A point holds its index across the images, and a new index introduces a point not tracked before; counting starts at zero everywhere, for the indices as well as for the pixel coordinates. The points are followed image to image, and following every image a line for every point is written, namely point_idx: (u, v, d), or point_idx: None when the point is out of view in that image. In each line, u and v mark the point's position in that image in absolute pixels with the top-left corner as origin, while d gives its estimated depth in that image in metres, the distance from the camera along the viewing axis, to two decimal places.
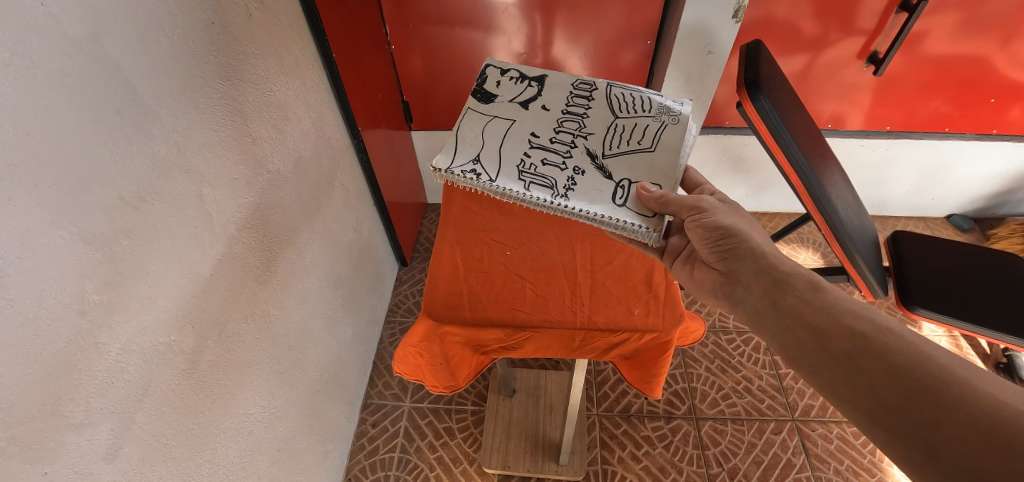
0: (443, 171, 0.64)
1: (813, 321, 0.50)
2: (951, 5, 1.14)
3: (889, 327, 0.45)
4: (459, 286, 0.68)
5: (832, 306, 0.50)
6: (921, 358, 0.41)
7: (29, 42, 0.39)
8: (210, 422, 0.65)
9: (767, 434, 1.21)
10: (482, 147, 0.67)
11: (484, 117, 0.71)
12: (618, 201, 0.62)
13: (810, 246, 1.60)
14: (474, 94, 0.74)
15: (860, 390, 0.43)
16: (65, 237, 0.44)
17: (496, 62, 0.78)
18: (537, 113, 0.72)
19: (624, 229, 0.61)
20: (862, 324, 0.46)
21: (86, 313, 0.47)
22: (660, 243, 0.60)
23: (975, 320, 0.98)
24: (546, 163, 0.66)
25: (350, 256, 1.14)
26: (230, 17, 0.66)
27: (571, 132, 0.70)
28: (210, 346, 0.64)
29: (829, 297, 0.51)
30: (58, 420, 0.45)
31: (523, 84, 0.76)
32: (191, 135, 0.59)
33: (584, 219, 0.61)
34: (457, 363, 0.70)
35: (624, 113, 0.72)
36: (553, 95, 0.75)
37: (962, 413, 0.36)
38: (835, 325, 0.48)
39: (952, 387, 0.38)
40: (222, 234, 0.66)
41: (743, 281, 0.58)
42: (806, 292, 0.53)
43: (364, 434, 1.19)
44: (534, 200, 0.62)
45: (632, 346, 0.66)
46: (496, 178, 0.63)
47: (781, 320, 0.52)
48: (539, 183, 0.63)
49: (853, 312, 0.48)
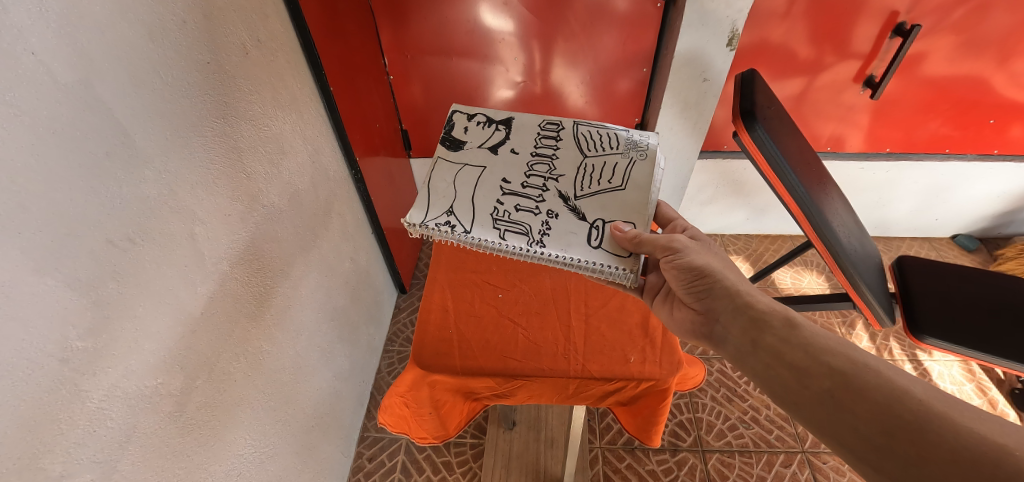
0: (417, 226, 0.63)
1: (790, 359, 0.47)
2: (945, 29, 1.15)
3: (866, 362, 0.43)
4: (449, 332, 0.66)
5: (808, 343, 0.48)
6: (899, 393, 0.39)
7: (18, 92, 0.39)
8: (198, 466, 0.62)
9: (776, 468, 1.16)
10: (457, 195, 0.66)
11: (455, 165, 0.70)
12: (594, 242, 0.61)
13: (814, 269, 1.59)
14: (443, 142, 0.73)
15: (844, 428, 0.41)
16: (49, 283, 0.43)
17: (463, 109, 0.78)
18: (506, 158, 0.71)
19: (600, 271, 0.60)
20: (838, 361, 0.44)
21: (69, 361, 0.45)
22: (637, 283, 0.59)
23: (989, 350, 0.95)
24: (519, 209, 0.65)
25: (347, 285, 1.13)
26: (227, 56, 0.67)
27: (542, 175, 0.70)
28: (199, 387, 0.62)
29: (805, 334, 0.49)
30: (37, 473, 0.43)
31: (491, 128, 0.76)
32: (184, 174, 0.59)
33: (561, 264, 0.61)
34: (446, 412, 0.69)
35: (592, 152, 0.72)
36: (520, 138, 0.75)
37: (945, 450, 0.35)
38: (813, 363, 0.45)
39: (932, 422, 0.37)
40: (214, 271, 0.65)
41: (722, 320, 0.55)
42: (782, 328, 0.50)
43: (360, 469, 1.15)
44: (510, 249, 0.61)
45: (629, 393, 0.64)
46: (471, 229, 0.63)
47: (764, 358, 0.49)
48: (514, 230, 0.63)
49: (828, 348, 0.46)
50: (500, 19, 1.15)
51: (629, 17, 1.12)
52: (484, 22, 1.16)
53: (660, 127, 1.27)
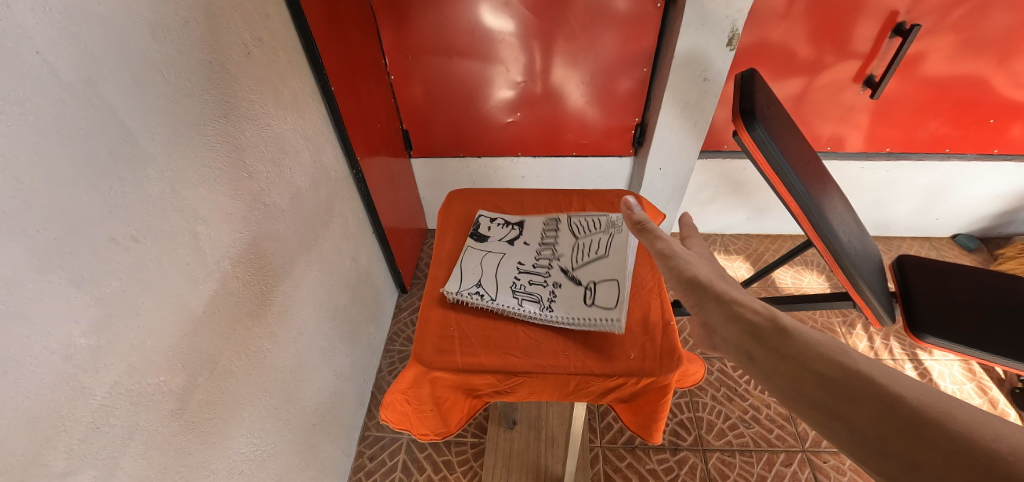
0: (452, 293, 0.68)
1: (780, 366, 0.42)
2: (944, 29, 1.15)
3: (859, 368, 0.38)
4: (449, 329, 0.65)
5: (798, 349, 0.42)
6: (895, 398, 0.34)
7: (21, 89, 0.39)
8: (199, 464, 0.63)
9: (777, 467, 1.16)
10: (483, 269, 0.71)
11: (481, 250, 0.74)
12: (588, 301, 0.66)
13: (814, 268, 1.59)
14: (471, 234, 0.78)
15: (841, 440, 0.35)
16: (52, 281, 0.43)
17: (487, 211, 0.83)
18: (522, 244, 0.75)
19: (592, 323, 0.64)
20: (828, 366, 0.39)
21: (72, 359, 0.46)
22: (624, 330, 0.62)
23: (990, 349, 0.94)
24: (533, 282, 0.69)
25: (349, 285, 1.13)
26: (228, 56, 0.67)
27: (551, 252, 0.74)
28: (201, 385, 0.63)
29: (798, 341, 0.43)
30: (40, 469, 0.43)
31: (509, 227, 0.79)
32: (186, 173, 0.59)
33: (563, 324, 0.64)
34: (447, 408, 0.69)
35: (587, 230, 0.76)
36: (531, 228, 0.78)
37: (943, 456, 0.29)
38: (803, 365, 0.40)
39: (930, 427, 0.31)
40: (216, 270, 0.65)
41: (710, 313, 0.52)
42: (769, 332, 0.45)
43: (361, 468, 1.15)
44: (525, 313, 0.65)
45: (629, 389, 0.64)
46: (496, 296, 0.67)
47: (754, 367, 0.44)
48: (529, 298, 0.67)
49: (819, 353, 0.40)
50: (501, 20, 1.15)
51: (630, 18, 1.13)
52: (484, 23, 1.16)
53: (660, 127, 1.27)
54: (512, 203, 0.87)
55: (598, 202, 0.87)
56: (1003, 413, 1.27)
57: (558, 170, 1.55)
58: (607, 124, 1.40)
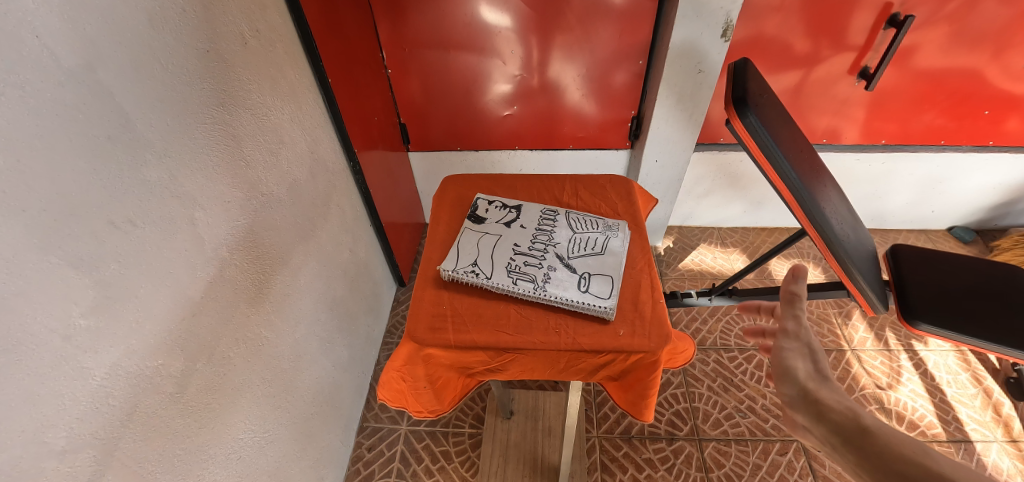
0: (448, 271, 0.68)
1: (867, 462, 0.45)
2: (938, 20, 1.16)
3: (936, 467, 0.41)
4: (443, 307, 0.66)
5: (882, 448, 0.45)
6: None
7: (22, 73, 0.40)
8: (197, 448, 0.63)
9: (772, 455, 1.17)
10: (479, 250, 0.71)
11: (478, 232, 0.75)
12: (582, 286, 0.66)
13: (810, 260, 1.60)
14: (468, 216, 0.78)
15: None
16: (51, 261, 0.44)
17: (485, 195, 0.83)
18: (518, 229, 0.76)
19: (585, 308, 0.64)
20: (907, 466, 0.42)
21: (71, 338, 0.46)
22: (614, 317, 0.64)
23: (982, 336, 0.95)
24: (528, 263, 0.70)
25: (346, 276, 1.14)
26: (226, 46, 0.68)
27: (546, 238, 0.74)
28: (199, 370, 0.63)
29: (878, 438, 0.46)
30: (40, 447, 0.43)
31: (506, 211, 0.80)
32: (184, 160, 0.60)
33: (558, 304, 0.65)
34: (441, 386, 0.70)
35: (584, 226, 0.77)
36: (528, 215, 0.79)
37: None
38: (883, 463, 0.44)
39: None
40: (214, 257, 0.66)
41: (801, 410, 0.55)
42: (858, 433, 0.47)
43: (359, 458, 1.16)
44: (520, 292, 0.66)
45: (618, 366, 0.65)
46: (492, 275, 0.67)
47: (847, 458, 0.47)
48: (524, 278, 0.67)
49: (903, 456, 0.43)
50: (498, 14, 1.16)
51: (626, 10, 1.13)
52: (482, 17, 1.17)
53: (656, 120, 1.28)
54: (505, 189, 0.88)
55: (591, 187, 0.88)
56: (996, 402, 1.28)
57: (555, 163, 1.56)
58: (604, 118, 1.41)
